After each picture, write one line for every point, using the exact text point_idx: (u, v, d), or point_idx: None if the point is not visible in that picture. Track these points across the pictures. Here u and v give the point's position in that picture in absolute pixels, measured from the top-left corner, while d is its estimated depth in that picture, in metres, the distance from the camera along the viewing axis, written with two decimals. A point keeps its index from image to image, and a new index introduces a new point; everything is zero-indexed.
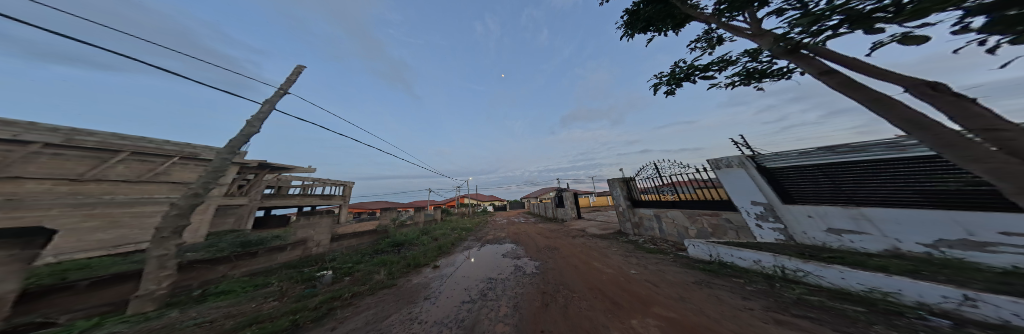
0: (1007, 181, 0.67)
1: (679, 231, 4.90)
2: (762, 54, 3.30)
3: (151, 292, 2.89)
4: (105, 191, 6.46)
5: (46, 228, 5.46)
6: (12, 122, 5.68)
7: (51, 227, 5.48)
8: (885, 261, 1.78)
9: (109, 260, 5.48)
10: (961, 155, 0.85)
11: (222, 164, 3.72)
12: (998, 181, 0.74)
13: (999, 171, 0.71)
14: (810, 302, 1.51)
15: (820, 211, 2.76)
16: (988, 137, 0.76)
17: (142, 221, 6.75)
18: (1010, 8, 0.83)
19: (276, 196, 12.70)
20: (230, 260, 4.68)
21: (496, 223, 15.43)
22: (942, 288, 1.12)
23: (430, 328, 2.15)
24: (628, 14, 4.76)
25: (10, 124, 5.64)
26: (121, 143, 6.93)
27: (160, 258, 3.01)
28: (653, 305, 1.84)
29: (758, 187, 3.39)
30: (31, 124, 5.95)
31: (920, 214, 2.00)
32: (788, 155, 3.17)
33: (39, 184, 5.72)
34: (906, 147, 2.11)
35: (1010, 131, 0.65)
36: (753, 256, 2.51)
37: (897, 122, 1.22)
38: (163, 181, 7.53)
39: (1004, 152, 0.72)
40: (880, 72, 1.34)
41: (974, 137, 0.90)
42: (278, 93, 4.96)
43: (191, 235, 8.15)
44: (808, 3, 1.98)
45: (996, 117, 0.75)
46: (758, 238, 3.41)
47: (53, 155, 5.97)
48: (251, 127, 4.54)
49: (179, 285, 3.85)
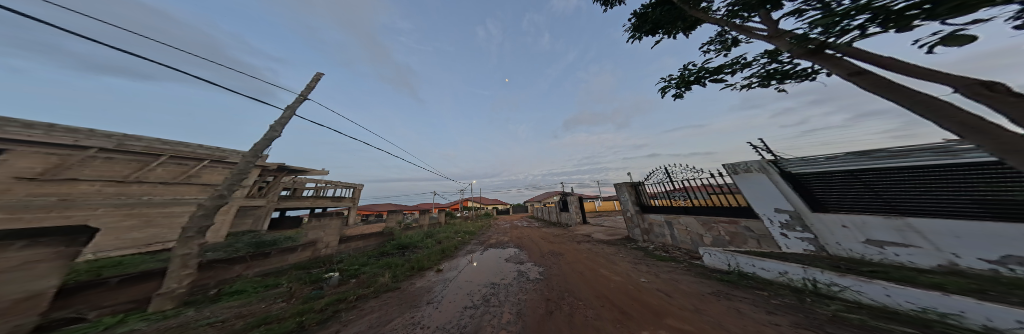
0: None
1: (692, 238, 4.65)
2: (782, 55, 3.17)
3: (172, 290, 3.01)
4: (145, 192, 7.02)
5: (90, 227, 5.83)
6: (76, 129, 6.37)
7: (93, 225, 5.83)
8: (941, 278, 1.58)
9: (139, 258, 5.84)
10: None
11: (246, 167, 3.93)
12: None
13: None
14: (849, 320, 1.35)
15: (856, 221, 2.54)
16: None
17: (171, 221, 7.19)
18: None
19: (291, 198, 13.25)
20: (245, 260, 4.86)
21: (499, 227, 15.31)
22: (1014, 311, 0.96)
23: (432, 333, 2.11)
24: (635, 18, 4.75)
25: (74, 130, 6.33)
26: (162, 147, 7.61)
27: (184, 257, 3.15)
28: (667, 316, 1.71)
29: (783, 193, 3.20)
30: (90, 130, 6.64)
31: (980, 226, 1.77)
32: (816, 160, 2.99)
33: (90, 185, 6.25)
34: (955, 151, 1.92)
35: None
36: (778, 267, 2.32)
37: (946, 123, 1.10)
38: (193, 183, 8.10)
39: None
40: (925, 71, 1.23)
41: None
42: (299, 99, 5.27)
43: (212, 234, 8.61)
44: (828, 2, 1.89)
45: None
46: (783, 248, 3.18)
47: (106, 159, 6.59)
48: (274, 131, 4.81)
49: (197, 284, 3.98)
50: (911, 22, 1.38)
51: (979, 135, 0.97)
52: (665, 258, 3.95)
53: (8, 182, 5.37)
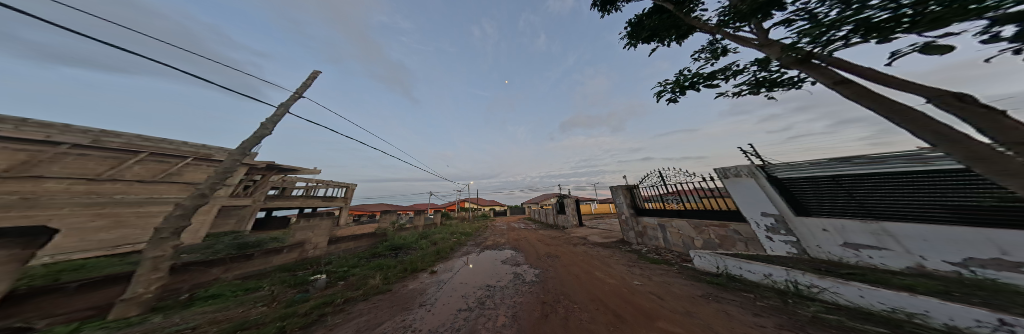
0: None
1: (684, 241, 4.77)
2: (771, 63, 3.32)
3: (138, 296, 2.84)
4: (118, 191, 6.63)
5: (52, 228, 5.39)
6: (50, 124, 6.08)
7: (55, 226, 5.41)
8: (911, 279, 1.69)
9: (105, 261, 5.48)
10: (997, 170, 0.82)
11: (232, 165, 3.78)
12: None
13: None
14: (828, 321, 1.42)
15: (836, 225, 2.66)
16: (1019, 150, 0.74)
17: (146, 221, 6.79)
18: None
19: (280, 197, 12.84)
20: (224, 263, 4.68)
21: (495, 228, 15.29)
22: (975, 311, 1.04)
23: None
24: (630, 26, 4.90)
25: (47, 126, 6.03)
26: (142, 144, 7.28)
27: (155, 260, 3.00)
28: (658, 318, 1.76)
29: (769, 197, 3.32)
30: (66, 126, 6.34)
31: (947, 231, 1.89)
32: (799, 165, 3.13)
33: (57, 183, 5.87)
34: (926, 159, 2.06)
35: None
36: (763, 270, 2.40)
37: (924, 133, 1.17)
38: (174, 181, 7.77)
39: None
40: (901, 83, 1.30)
41: (1009, 152, 0.85)
42: (294, 96, 5.13)
43: (190, 235, 8.21)
44: (815, 13, 1.99)
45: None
46: (769, 251, 3.30)
47: (79, 156, 6.25)
48: (265, 129, 4.67)
49: (167, 288, 3.76)
50: (892, 34, 1.46)
51: (954, 142, 1.01)
52: (658, 261, 4.03)
53: None
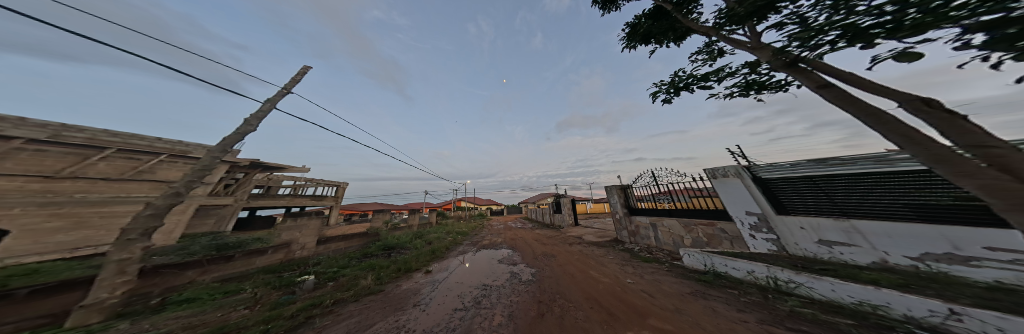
0: (998, 201, 0.72)
1: (675, 240, 4.94)
2: (761, 66, 3.47)
3: (101, 301, 2.64)
4: (80, 190, 6.14)
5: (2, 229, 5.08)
6: (1, 117, 5.57)
7: (4, 227, 5.09)
8: (877, 274, 1.83)
9: (63, 265, 5.07)
10: (954, 172, 0.90)
11: (211, 162, 3.59)
12: (986, 198, 0.79)
13: (987, 191, 0.76)
14: (804, 315, 1.52)
15: (812, 223, 2.83)
16: (979, 156, 0.81)
17: (110, 222, 6.37)
18: (1012, 26, 0.86)
19: (265, 196, 12.36)
20: (200, 265, 4.47)
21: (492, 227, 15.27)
22: (930, 302, 1.15)
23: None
24: (629, 27, 4.98)
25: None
26: (110, 140, 6.79)
27: (120, 263, 2.80)
28: (649, 316, 1.83)
29: (754, 197, 3.47)
30: (21, 119, 5.83)
31: (910, 228, 2.06)
32: (781, 166, 3.29)
33: (8, 181, 5.39)
34: (890, 161, 2.24)
35: (1001, 150, 0.70)
36: (746, 267, 2.53)
37: (895, 139, 1.26)
38: (145, 180, 7.28)
39: (992, 171, 0.76)
40: (879, 88, 1.37)
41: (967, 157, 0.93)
42: (280, 92, 4.91)
43: (162, 237, 7.73)
44: (806, 18, 2.08)
45: (988, 135, 0.80)
46: (752, 249, 3.47)
47: (35, 152, 5.79)
48: (248, 125, 4.46)
49: (136, 293, 3.57)
50: (874, 40, 1.55)
51: (921, 147, 1.09)
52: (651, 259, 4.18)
53: None
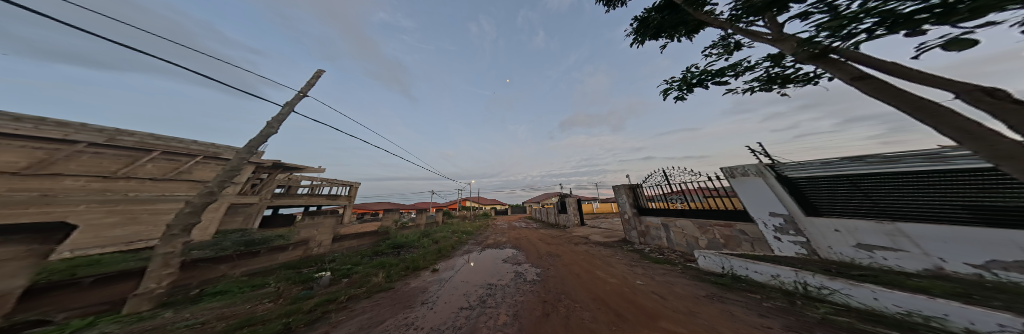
0: None
1: (688, 242, 4.68)
2: (785, 59, 3.23)
3: (150, 291, 2.91)
4: (132, 188, 6.82)
5: (70, 224, 5.68)
6: (67, 123, 6.27)
7: (73, 222, 5.70)
8: (926, 281, 1.63)
9: (119, 257, 5.63)
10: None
11: (240, 163, 3.85)
12: None
13: None
14: (837, 323, 1.38)
15: (849, 226, 2.59)
16: None
17: (157, 218, 7.05)
18: None
19: (285, 195, 13.10)
20: (232, 259, 4.79)
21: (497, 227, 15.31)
22: (998, 315, 0.99)
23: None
24: (638, 21, 4.79)
25: (64, 125, 6.22)
26: (154, 143, 7.46)
27: (166, 255, 3.05)
28: (660, 319, 1.73)
29: (779, 197, 3.23)
30: (82, 125, 6.54)
31: (969, 232, 1.81)
32: (811, 164, 3.03)
33: (74, 180, 6.06)
34: (944, 158, 2.00)
35: None
36: (770, 271, 2.36)
37: (950, 132, 1.13)
38: (184, 179, 7.95)
39: None
40: (930, 78, 1.23)
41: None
42: (298, 96, 5.19)
43: (200, 233, 8.51)
44: (837, 4, 1.91)
45: None
46: (776, 252, 3.24)
47: (94, 154, 6.43)
48: (270, 128, 4.74)
49: (177, 284, 3.89)
50: (919, 26, 1.40)
51: (982, 139, 0.97)
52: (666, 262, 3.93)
53: None
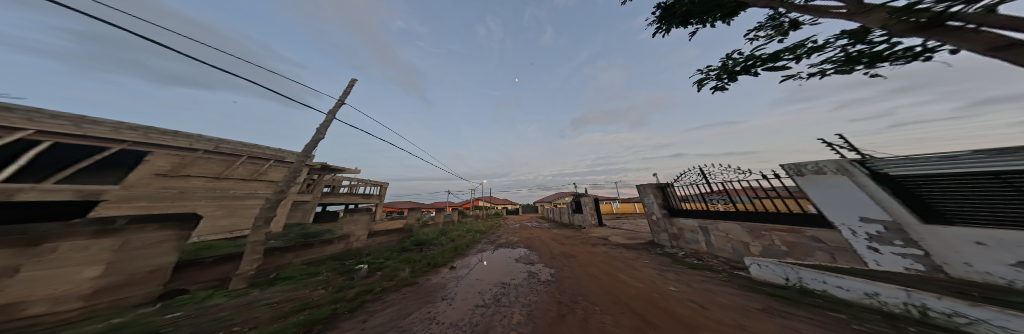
0: None
1: (735, 247, 4.04)
2: (871, 34, 2.58)
3: (244, 272, 3.75)
4: (231, 187, 8.58)
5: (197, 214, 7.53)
6: (190, 134, 8.14)
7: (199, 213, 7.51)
8: None
9: (223, 243, 7.13)
10: None
11: (299, 166, 4.53)
12: None
13: None
14: None
15: (991, 236, 1.75)
16: None
17: (245, 212, 8.85)
18: None
19: (330, 194, 15.03)
20: (295, 249, 5.66)
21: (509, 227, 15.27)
22: None
23: (446, 330, 2.12)
24: (662, 9, 4.35)
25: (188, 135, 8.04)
26: (243, 149, 9.20)
27: (253, 244, 3.92)
28: (699, 329, 1.47)
29: (873, 199, 2.49)
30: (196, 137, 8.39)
31: None
32: (925, 160, 2.28)
33: (197, 180, 7.81)
34: None
35: None
36: (863, 287, 1.83)
37: None
38: (262, 179, 9.75)
39: None
40: None
41: None
42: (337, 104, 5.90)
43: (275, 225, 10.11)
44: None
45: None
46: (878, 267, 2.43)
47: (205, 158, 8.13)
48: (318, 134, 5.47)
49: (260, 268, 4.78)
50: None
51: None
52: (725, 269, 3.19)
53: (150, 177, 6.98)
